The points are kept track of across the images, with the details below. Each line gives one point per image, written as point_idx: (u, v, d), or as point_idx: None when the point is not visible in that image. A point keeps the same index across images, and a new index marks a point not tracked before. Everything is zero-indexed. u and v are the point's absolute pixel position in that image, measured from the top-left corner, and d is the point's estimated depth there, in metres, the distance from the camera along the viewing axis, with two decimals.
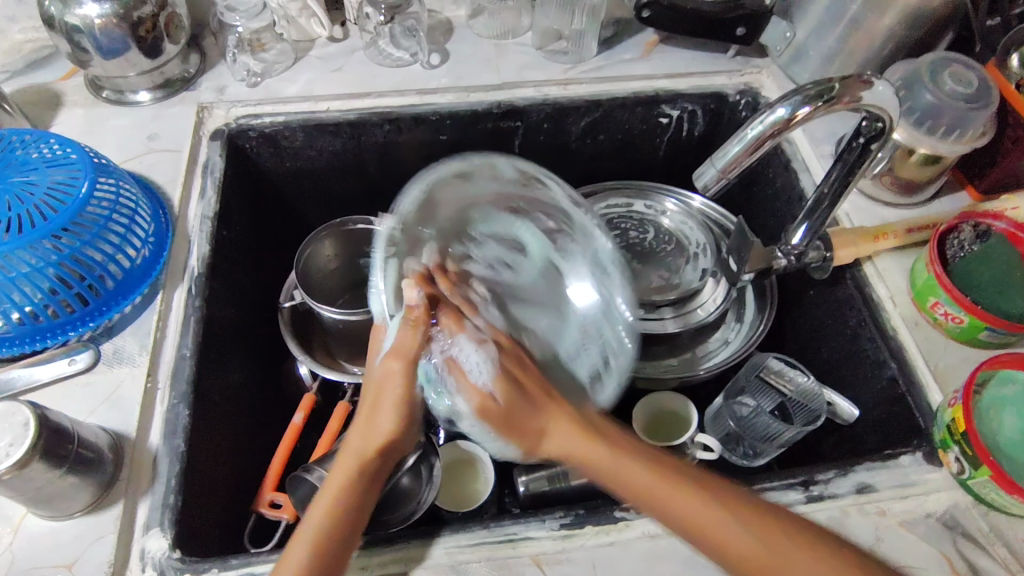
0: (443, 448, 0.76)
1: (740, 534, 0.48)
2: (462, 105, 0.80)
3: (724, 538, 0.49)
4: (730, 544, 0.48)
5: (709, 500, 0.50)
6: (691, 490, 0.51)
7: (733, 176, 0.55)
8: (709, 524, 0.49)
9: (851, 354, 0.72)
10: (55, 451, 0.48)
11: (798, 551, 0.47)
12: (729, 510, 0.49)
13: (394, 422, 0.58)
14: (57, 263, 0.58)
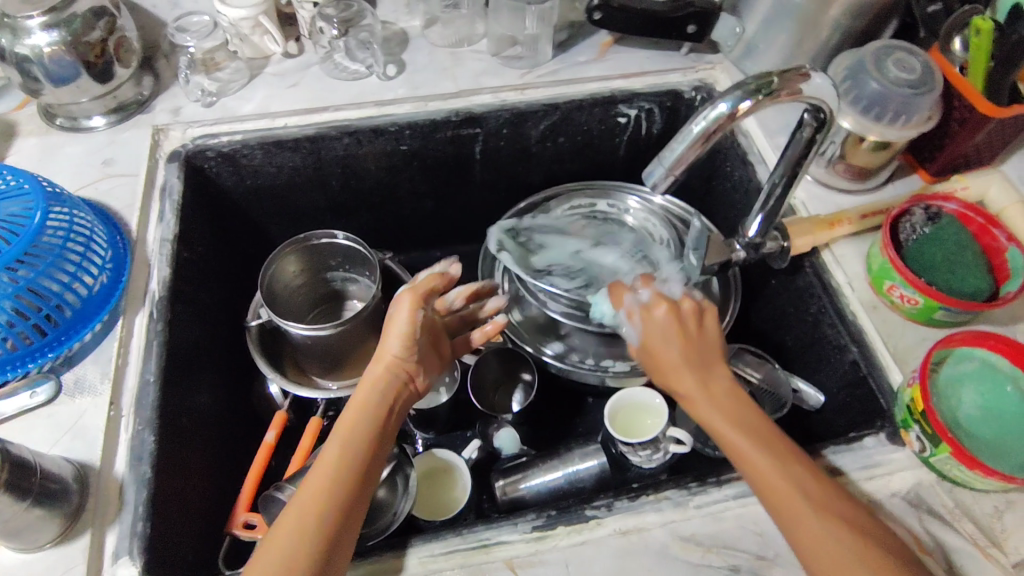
0: (421, 457, 0.76)
1: (814, 516, 0.48)
2: (420, 114, 0.81)
3: (796, 507, 0.49)
4: (804, 520, 0.48)
5: (806, 479, 0.50)
6: (794, 464, 0.51)
7: (682, 173, 0.55)
8: (789, 494, 0.49)
9: (813, 340, 0.73)
10: (18, 485, 0.48)
11: (848, 534, 0.47)
12: (815, 490, 0.49)
13: (399, 350, 0.59)
14: (13, 295, 0.57)
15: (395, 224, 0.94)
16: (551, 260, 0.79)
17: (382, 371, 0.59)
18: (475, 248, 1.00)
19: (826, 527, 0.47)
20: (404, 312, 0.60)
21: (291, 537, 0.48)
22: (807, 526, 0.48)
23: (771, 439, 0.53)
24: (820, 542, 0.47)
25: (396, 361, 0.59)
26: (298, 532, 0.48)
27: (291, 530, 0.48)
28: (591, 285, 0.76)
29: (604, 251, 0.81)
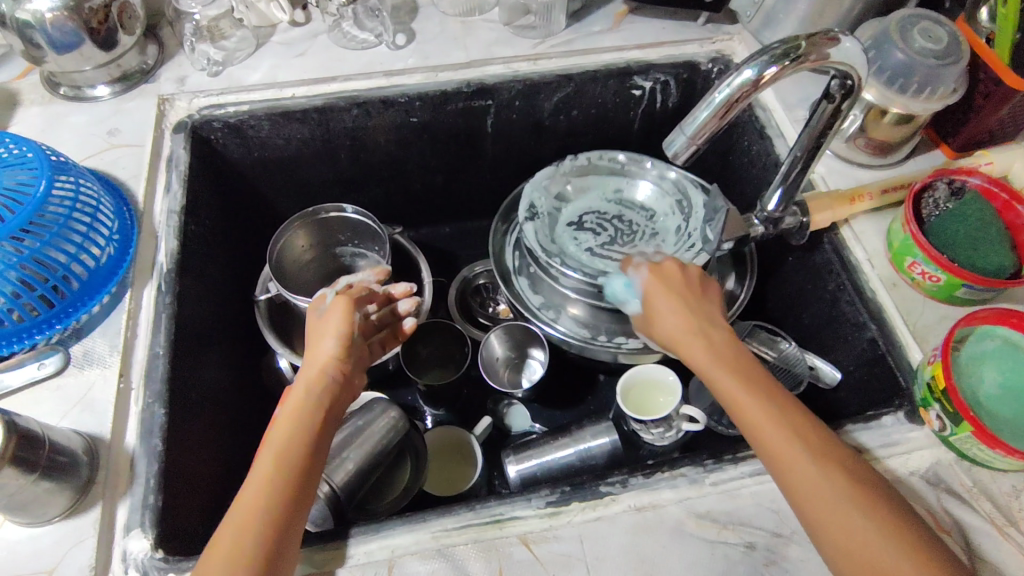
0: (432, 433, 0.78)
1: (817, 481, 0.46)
2: (430, 85, 0.79)
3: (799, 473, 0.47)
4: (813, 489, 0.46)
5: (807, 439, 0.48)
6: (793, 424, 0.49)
7: (704, 143, 0.54)
8: (789, 462, 0.47)
9: (830, 318, 0.72)
10: (26, 456, 0.47)
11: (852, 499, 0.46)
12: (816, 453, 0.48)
13: (337, 350, 0.55)
14: (18, 265, 0.56)
15: (404, 198, 0.92)
16: (586, 209, 0.84)
17: (319, 366, 0.54)
18: (484, 224, 0.99)
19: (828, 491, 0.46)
20: (337, 313, 0.57)
21: (245, 530, 0.45)
22: (811, 494, 0.46)
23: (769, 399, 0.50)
24: (822, 511, 0.46)
25: (334, 361, 0.55)
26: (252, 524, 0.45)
27: (240, 528, 0.45)
28: (616, 240, 0.81)
29: (639, 191, 0.85)
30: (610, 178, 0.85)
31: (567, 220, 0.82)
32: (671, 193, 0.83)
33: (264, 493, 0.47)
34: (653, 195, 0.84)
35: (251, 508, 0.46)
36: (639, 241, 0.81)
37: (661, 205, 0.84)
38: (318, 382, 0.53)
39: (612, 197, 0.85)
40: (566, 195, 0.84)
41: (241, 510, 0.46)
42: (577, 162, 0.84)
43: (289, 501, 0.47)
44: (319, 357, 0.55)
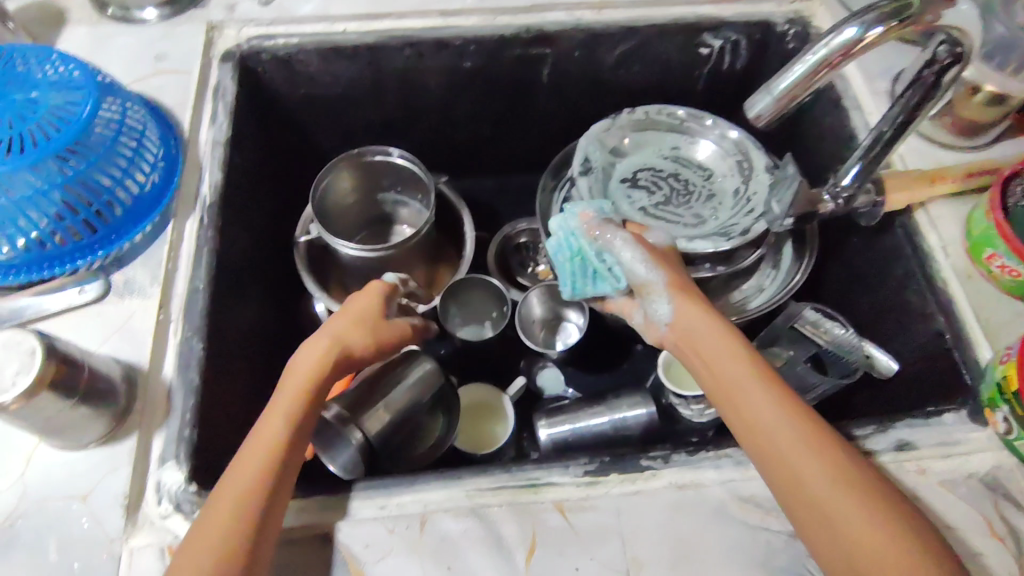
0: (466, 390, 0.77)
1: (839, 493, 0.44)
2: (487, 28, 0.75)
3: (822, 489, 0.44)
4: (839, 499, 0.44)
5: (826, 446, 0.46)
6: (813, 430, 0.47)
7: (791, 107, 0.49)
8: (802, 472, 0.45)
9: (893, 305, 0.68)
10: (65, 381, 0.47)
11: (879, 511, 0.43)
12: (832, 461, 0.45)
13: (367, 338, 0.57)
14: (62, 186, 0.55)
15: (450, 147, 0.89)
16: (641, 165, 0.80)
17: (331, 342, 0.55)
18: (530, 180, 0.95)
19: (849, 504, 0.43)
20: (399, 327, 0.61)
21: (230, 506, 0.44)
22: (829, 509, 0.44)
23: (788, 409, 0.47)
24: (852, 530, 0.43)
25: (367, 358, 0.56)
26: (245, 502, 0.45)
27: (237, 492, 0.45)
28: (670, 201, 0.78)
29: (699, 151, 0.81)
30: (667, 135, 0.81)
31: (620, 176, 0.79)
32: (732, 155, 0.79)
33: (251, 469, 0.46)
34: (712, 156, 0.80)
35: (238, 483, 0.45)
36: (694, 204, 0.77)
37: (720, 167, 0.79)
38: (320, 361, 0.53)
39: (668, 155, 0.81)
40: (622, 149, 0.80)
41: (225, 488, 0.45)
42: (634, 116, 0.80)
43: (278, 479, 0.47)
44: (343, 332, 0.56)
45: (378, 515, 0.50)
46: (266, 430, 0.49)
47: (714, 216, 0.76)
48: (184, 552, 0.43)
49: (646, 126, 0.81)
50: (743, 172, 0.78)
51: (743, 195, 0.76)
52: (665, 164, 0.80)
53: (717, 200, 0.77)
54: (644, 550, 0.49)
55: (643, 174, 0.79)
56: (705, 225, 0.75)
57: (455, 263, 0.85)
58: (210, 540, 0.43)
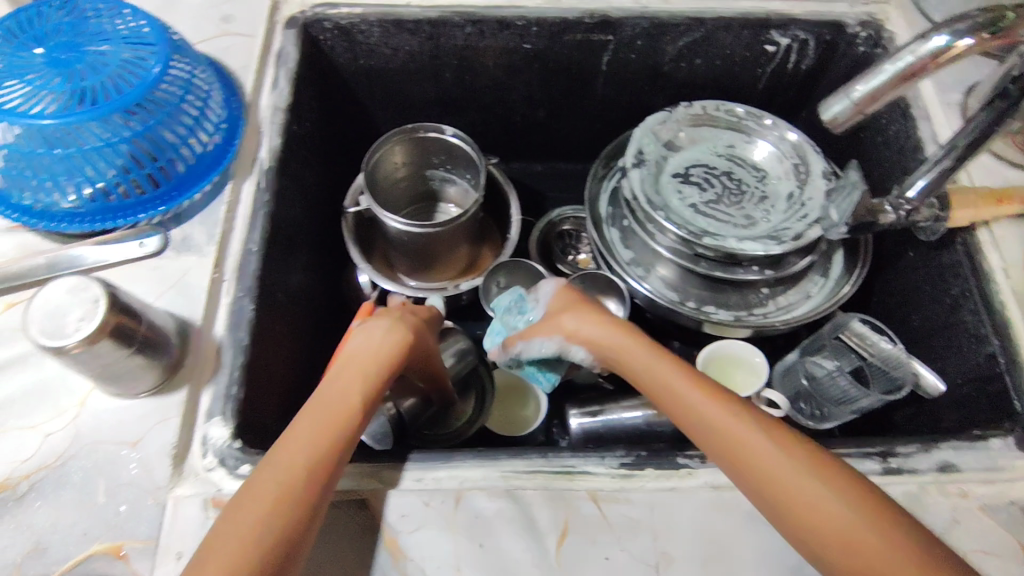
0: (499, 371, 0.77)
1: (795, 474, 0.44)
2: (551, 11, 0.74)
3: (766, 477, 0.45)
4: (783, 483, 0.44)
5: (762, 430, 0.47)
6: (739, 420, 0.48)
7: (867, 114, 0.48)
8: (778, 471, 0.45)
9: (945, 324, 0.66)
10: (125, 332, 0.48)
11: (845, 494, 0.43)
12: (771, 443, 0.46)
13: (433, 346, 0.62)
14: (130, 140, 0.57)
15: (501, 129, 0.89)
16: (694, 160, 0.79)
17: (410, 337, 0.58)
18: (578, 168, 0.95)
19: (818, 489, 0.43)
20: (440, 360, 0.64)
21: (307, 466, 0.45)
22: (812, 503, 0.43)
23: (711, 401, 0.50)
24: (805, 511, 0.43)
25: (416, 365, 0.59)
26: (320, 466, 0.45)
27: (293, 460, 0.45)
28: (721, 199, 0.76)
29: (754, 151, 0.79)
30: (723, 132, 0.80)
31: (672, 171, 0.77)
32: (787, 157, 0.77)
33: (326, 433, 0.47)
34: (767, 157, 0.79)
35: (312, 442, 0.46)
36: (745, 204, 0.76)
37: (774, 169, 0.78)
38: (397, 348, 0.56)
39: (722, 153, 0.80)
40: (676, 143, 0.79)
41: (294, 445, 0.46)
42: (690, 111, 0.79)
43: (349, 449, 0.48)
44: (419, 332, 0.60)
45: (415, 488, 0.51)
46: (342, 400, 0.50)
47: (764, 218, 0.74)
48: (244, 504, 0.43)
49: (702, 121, 0.79)
50: (798, 175, 0.76)
51: (797, 198, 0.74)
52: (718, 162, 0.79)
53: (769, 202, 0.76)
54: (676, 546, 0.49)
55: (695, 169, 0.78)
56: (755, 227, 0.73)
57: (497, 246, 0.86)
58: (281, 495, 0.43)
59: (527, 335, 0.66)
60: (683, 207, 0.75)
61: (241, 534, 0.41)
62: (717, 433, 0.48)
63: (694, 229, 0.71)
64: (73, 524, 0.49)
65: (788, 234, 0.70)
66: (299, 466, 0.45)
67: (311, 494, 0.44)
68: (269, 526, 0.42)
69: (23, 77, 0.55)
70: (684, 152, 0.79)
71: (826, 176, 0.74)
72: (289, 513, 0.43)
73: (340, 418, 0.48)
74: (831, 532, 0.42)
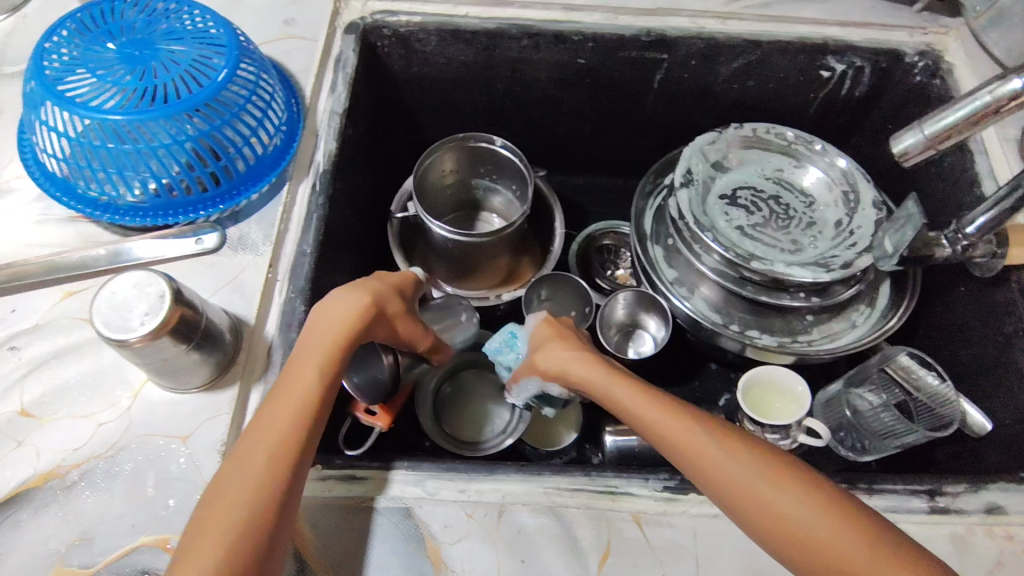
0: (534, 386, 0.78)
1: (750, 480, 0.44)
2: (608, 27, 0.74)
3: (725, 484, 0.44)
4: (740, 489, 0.44)
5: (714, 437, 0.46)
6: (703, 440, 0.46)
7: (940, 148, 0.47)
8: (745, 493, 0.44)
9: (996, 363, 0.65)
10: (184, 328, 0.49)
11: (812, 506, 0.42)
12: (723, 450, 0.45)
13: (399, 304, 0.58)
14: (196, 138, 0.57)
15: (547, 141, 0.89)
16: (741, 182, 0.78)
17: (365, 301, 0.54)
18: (620, 183, 0.95)
19: (787, 506, 0.42)
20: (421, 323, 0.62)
21: (265, 457, 0.44)
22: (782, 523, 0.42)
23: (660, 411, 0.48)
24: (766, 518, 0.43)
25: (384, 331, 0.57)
26: (279, 457, 0.45)
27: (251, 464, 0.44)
28: (768, 223, 0.76)
29: (802, 176, 0.79)
30: (771, 155, 0.80)
31: (720, 192, 0.77)
32: (837, 184, 0.76)
33: (285, 426, 0.46)
34: (815, 183, 0.78)
35: (264, 434, 0.46)
36: (792, 229, 0.75)
37: (823, 195, 0.77)
38: (351, 318, 0.52)
39: (769, 177, 0.79)
40: (724, 164, 0.78)
41: (249, 443, 0.45)
42: (741, 132, 0.79)
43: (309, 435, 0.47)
44: (377, 294, 0.56)
45: (458, 498, 0.51)
46: (298, 382, 0.48)
47: (810, 244, 0.74)
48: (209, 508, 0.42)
49: (752, 143, 0.79)
50: (847, 203, 0.75)
51: (845, 227, 0.73)
52: (765, 185, 0.79)
53: (816, 228, 0.75)
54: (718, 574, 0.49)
55: (743, 191, 0.78)
56: (801, 253, 0.73)
57: (537, 260, 0.85)
58: (243, 490, 0.43)
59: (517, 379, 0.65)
60: (729, 228, 0.74)
61: (207, 537, 0.41)
62: (675, 447, 0.47)
63: (740, 252, 0.71)
64: (123, 513, 0.49)
65: (836, 263, 0.69)
66: (258, 459, 0.44)
67: (276, 482, 0.44)
68: (234, 526, 0.41)
69: (96, 72, 0.56)
70: (731, 173, 0.79)
71: (877, 206, 0.73)
72: (253, 508, 0.42)
73: (297, 403, 0.47)
74: (792, 539, 0.42)
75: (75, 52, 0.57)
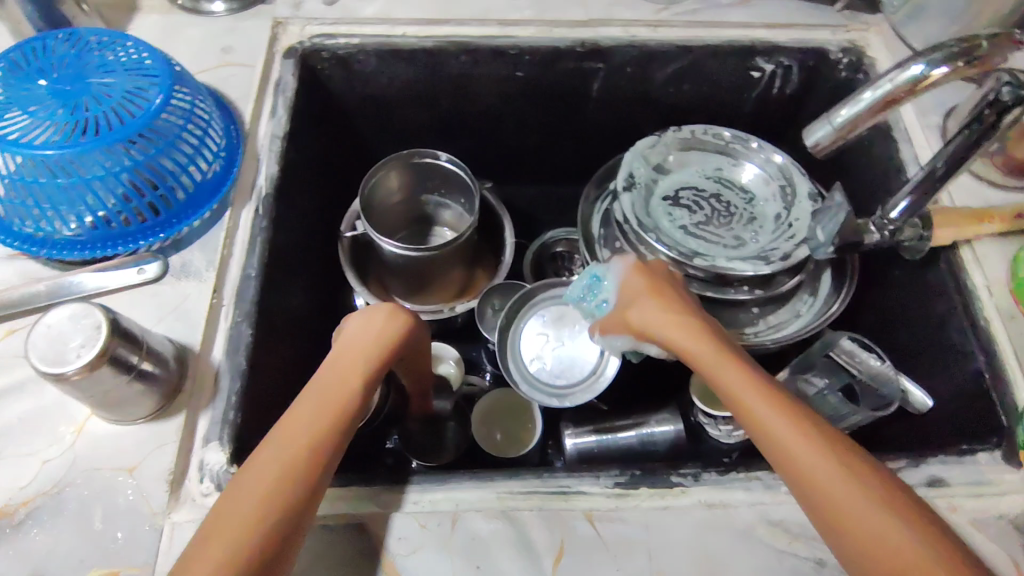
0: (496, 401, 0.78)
1: (822, 467, 0.44)
2: (543, 40, 0.76)
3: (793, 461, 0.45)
4: (810, 471, 0.44)
5: (795, 426, 0.46)
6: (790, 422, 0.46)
7: (849, 139, 0.50)
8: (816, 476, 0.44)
9: (932, 342, 0.67)
10: (125, 357, 0.49)
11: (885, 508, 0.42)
12: (802, 437, 0.45)
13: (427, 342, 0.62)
14: (131, 169, 0.58)
15: (494, 153, 0.90)
16: (683, 182, 0.80)
17: (402, 328, 0.55)
18: (570, 191, 0.97)
19: (859, 500, 0.42)
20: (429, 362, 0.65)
21: (277, 471, 0.43)
22: (844, 509, 0.42)
23: (750, 387, 0.49)
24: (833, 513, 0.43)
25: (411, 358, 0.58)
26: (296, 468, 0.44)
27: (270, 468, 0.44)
28: (712, 220, 0.78)
29: (741, 173, 0.81)
30: (710, 155, 0.82)
31: (662, 193, 0.79)
32: (775, 179, 0.79)
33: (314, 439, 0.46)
34: (754, 178, 0.80)
35: (285, 442, 0.45)
36: (734, 225, 0.77)
37: (762, 191, 0.79)
38: (384, 341, 0.53)
39: (710, 176, 0.81)
40: (665, 166, 0.81)
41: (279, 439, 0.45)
42: (679, 135, 0.81)
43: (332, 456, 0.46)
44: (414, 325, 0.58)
45: (411, 510, 0.52)
46: (331, 398, 0.48)
47: (751, 239, 0.76)
48: (227, 505, 0.42)
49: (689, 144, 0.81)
50: (785, 197, 0.77)
51: (784, 220, 0.76)
52: (706, 185, 0.81)
53: (757, 223, 0.77)
54: (670, 565, 0.50)
55: (685, 191, 0.80)
56: (743, 248, 0.75)
57: (491, 270, 0.86)
58: (258, 496, 0.42)
59: (606, 329, 0.66)
60: (672, 228, 0.76)
61: (218, 540, 0.40)
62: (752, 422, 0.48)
63: (684, 250, 0.73)
64: (72, 549, 0.49)
65: (775, 256, 0.71)
66: (270, 470, 0.43)
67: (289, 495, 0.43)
68: (245, 536, 0.40)
69: (28, 109, 0.56)
70: (673, 175, 0.81)
71: (812, 198, 0.76)
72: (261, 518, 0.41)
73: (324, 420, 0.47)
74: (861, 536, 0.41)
75: (4, 90, 0.57)
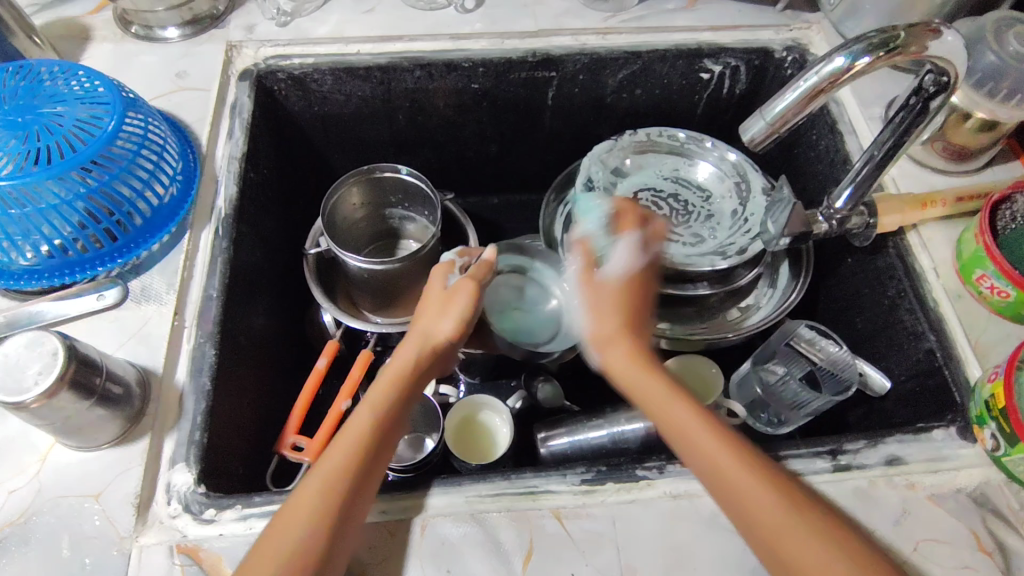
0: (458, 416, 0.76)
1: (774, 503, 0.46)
2: (494, 51, 0.77)
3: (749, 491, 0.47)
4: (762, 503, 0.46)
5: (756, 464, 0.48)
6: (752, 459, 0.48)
7: (783, 132, 0.52)
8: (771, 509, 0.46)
9: (887, 325, 0.69)
10: (84, 382, 0.49)
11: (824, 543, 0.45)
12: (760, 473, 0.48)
13: (452, 329, 0.59)
14: (86, 196, 0.58)
15: (456, 165, 0.92)
16: (640, 184, 0.82)
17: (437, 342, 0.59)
18: (534, 199, 0.98)
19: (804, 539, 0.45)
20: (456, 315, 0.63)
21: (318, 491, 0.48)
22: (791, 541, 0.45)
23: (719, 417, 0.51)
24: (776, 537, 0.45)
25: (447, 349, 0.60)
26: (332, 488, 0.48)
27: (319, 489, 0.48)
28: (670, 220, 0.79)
29: (696, 172, 0.83)
30: (666, 156, 0.84)
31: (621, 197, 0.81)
32: (730, 176, 0.81)
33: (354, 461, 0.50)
34: (709, 176, 0.82)
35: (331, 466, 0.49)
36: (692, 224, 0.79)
37: (718, 188, 0.81)
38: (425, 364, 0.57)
39: (667, 176, 0.83)
40: (622, 169, 0.82)
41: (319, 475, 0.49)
42: (635, 139, 0.83)
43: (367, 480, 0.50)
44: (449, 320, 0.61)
45: (379, 519, 0.52)
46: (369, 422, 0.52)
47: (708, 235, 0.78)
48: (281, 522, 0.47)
49: (645, 147, 0.83)
50: (739, 193, 0.79)
51: (739, 215, 0.78)
52: (664, 185, 0.83)
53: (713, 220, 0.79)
54: (637, 557, 0.51)
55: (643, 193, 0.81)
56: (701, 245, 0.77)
57: None
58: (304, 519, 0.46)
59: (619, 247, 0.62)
60: None
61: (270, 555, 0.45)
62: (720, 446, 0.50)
63: None
64: None
65: (730, 251, 0.73)
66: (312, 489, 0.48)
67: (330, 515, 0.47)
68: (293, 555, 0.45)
69: None
70: (632, 177, 0.82)
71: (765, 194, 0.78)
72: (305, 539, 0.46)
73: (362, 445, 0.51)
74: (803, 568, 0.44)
75: None
